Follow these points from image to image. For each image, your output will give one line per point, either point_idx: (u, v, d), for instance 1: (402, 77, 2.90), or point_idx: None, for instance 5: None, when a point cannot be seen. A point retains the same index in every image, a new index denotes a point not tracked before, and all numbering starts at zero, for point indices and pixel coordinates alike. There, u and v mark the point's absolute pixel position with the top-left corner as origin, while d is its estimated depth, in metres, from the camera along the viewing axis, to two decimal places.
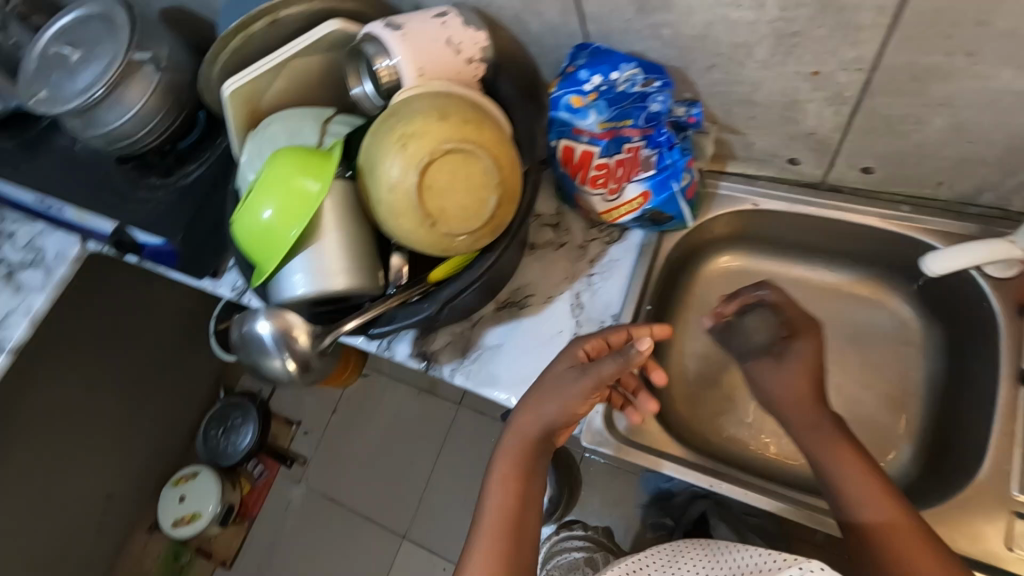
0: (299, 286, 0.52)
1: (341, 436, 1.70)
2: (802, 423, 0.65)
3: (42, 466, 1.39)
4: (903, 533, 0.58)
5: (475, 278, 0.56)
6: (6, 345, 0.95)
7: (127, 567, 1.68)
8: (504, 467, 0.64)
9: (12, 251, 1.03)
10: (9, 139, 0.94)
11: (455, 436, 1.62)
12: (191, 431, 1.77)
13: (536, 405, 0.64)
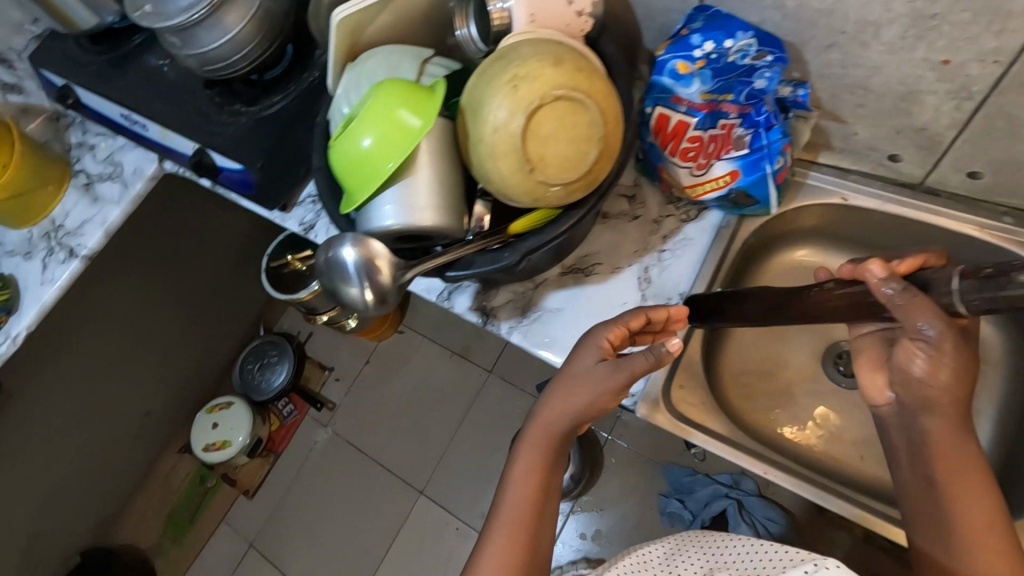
0: (388, 218, 0.52)
1: (371, 387, 1.74)
2: (944, 435, 0.60)
3: (95, 371, 1.46)
4: (1016, 573, 0.57)
5: (557, 235, 0.56)
6: (81, 251, 0.99)
7: (156, 481, 1.76)
8: (529, 459, 0.67)
9: (92, 163, 1.07)
10: (102, 54, 0.98)
11: (484, 403, 1.64)
12: (228, 363, 1.84)
13: (564, 400, 0.64)
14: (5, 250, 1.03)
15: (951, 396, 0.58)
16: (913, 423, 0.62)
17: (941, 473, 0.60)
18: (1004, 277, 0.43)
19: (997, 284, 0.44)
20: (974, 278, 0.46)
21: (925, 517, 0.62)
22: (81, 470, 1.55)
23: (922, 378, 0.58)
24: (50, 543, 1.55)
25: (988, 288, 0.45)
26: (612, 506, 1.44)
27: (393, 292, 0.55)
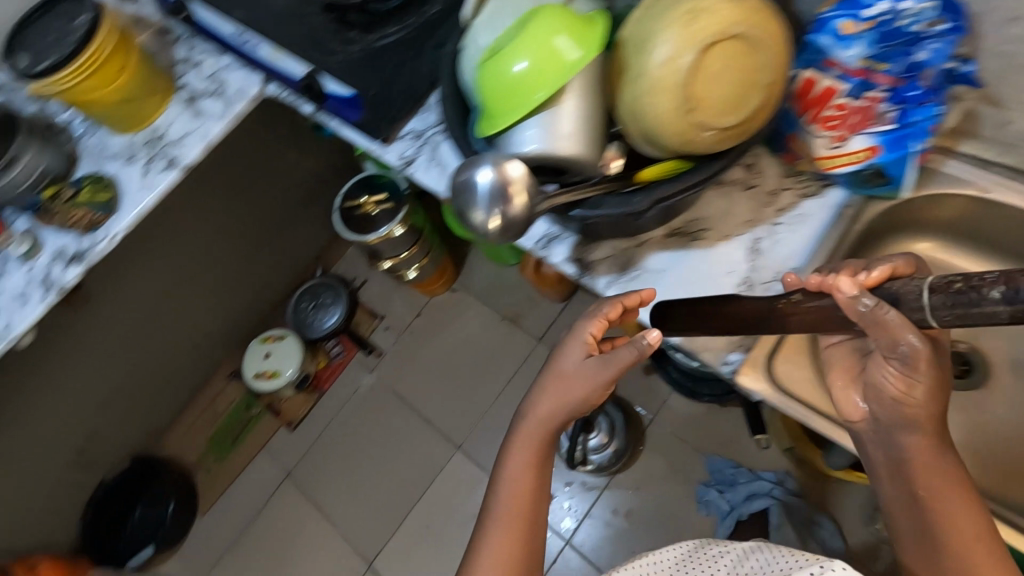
0: (528, 144, 0.53)
1: (420, 339, 1.77)
2: (922, 448, 0.61)
3: (169, 282, 1.52)
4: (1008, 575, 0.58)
5: (695, 182, 0.56)
6: (182, 162, 1.01)
7: (203, 401, 1.82)
8: (525, 459, 0.73)
9: (196, 79, 1.09)
10: None
11: (529, 369, 1.65)
12: (283, 299, 1.88)
13: (558, 397, 0.70)
14: (108, 154, 1.06)
15: (922, 408, 0.59)
16: (892, 440, 0.62)
17: (926, 493, 0.61)
18: (975, 292, 0.46)
19: (970, 301, 0.47)
20: (946, 294, 0.49)
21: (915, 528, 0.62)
22: (139, 378, 1.62)
23: (898, 396, 0.60)
24: (103, 443, 1.63)
25: (962, 304, 0.47)
26: (648, 487, 1.44)
27: (520, 222, 0.55)
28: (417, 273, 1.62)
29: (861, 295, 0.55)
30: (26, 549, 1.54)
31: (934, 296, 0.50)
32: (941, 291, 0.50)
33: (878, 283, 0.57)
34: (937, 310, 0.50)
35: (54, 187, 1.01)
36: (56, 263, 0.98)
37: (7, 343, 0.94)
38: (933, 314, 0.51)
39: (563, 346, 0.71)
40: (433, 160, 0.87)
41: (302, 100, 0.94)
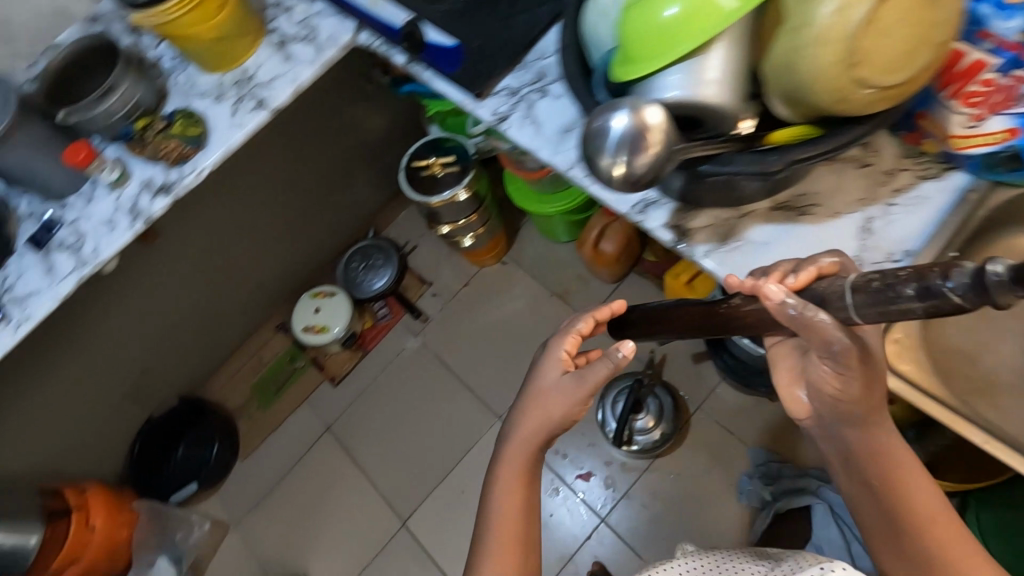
0: (672, 89, 0.56)
1: (467, 307, 1.78)
2: (879, 437, 0.71)
3: (233, 224, 1.56)
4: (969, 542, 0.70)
5: (836, 145, 0.56)
6: (271, 104, 1.01)
7: (249, 350, 1.86)
8: (511, 481, 0.82)
9: (287, 24, 1.09)
10: None
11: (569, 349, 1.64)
12: (334, 257, 1.90)
13: (539, 421, 0.81)
14: (197, 91, 1.07)
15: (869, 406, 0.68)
16: (845, 433, 0.72)
17: (883, 492, 0.72)
18: (894, 290, 0.51)
19: (890, 298, 0.51)
20: (869, 293, 0.54)
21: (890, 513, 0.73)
22: (193, 320, 1.67)
23: (835, 393, 0.68)
24: (155, 380, 1.68)
25: (885, 300, 0.52)
26: (688, 474, 1.44)
27: (649, 173, 0.54)
28: (473, 241, 1.62)
29: (788, 299, 0.59)
30: (78, 473, 1.61)
31: (857, 296, 0.55)
32: (864, 292, 0.54)
33: (806, 286, 0.62)
34: (861, 309, 0.54)
35: (145, 119, 1.03)
36: (143, 193, 1.00)
37: (94, 266, 0.97)
38: (858, 313, 0.56)
39: (540, 368, 0.82)
40: (528, 116, 0.86)
41: (397, 51, 0.95)
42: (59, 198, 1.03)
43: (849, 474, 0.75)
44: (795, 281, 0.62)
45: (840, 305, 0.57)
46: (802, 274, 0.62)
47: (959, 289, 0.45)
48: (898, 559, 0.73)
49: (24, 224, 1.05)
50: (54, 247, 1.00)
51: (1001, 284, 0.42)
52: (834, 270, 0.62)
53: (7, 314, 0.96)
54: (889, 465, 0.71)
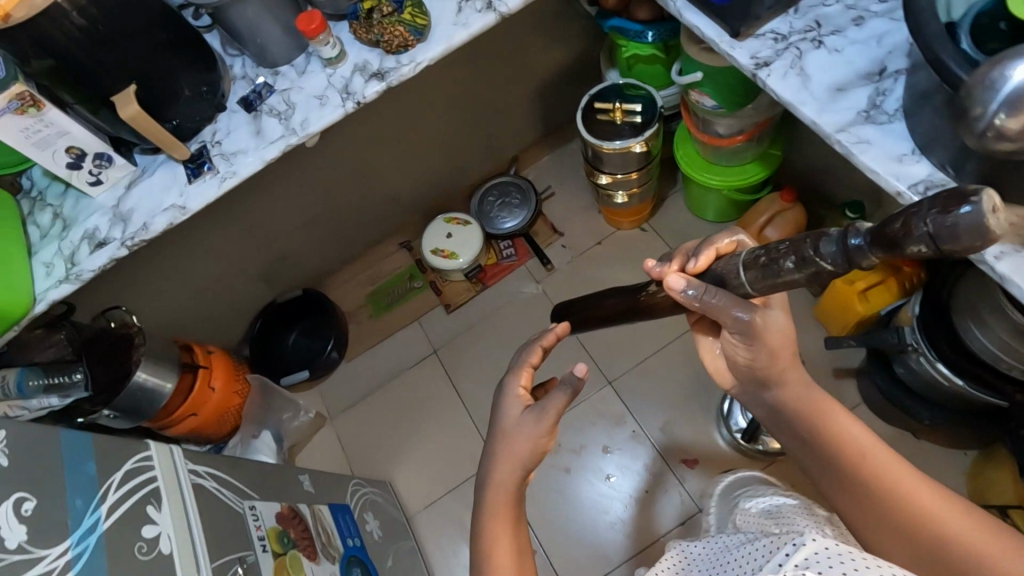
0: None
1: (595, 266, 1.73)
2: (797, 386, 0.84)
3: (391, 127, 1.57)
4: (901, 463, 0.77)
5: None
6: (500, 8, 0.97)
7: (371, 259, 1.89)
8: (498, 521, 0.89)
9: None
10: None
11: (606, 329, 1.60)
12: (470, 187, 1.89)
13: (514, 458, 0.88)
14: None
15: (786, 368, 0.83)
16: (770, 391, 0.85)
17: (819, 439, 0.81)
18: (780, 262, 0.67)
19: (778, 270, 0.68)
20: (760, 267, 0.70)
21: (833, 456, 0.80)
22: (331, 215, 1.71)
23: (746, 360, 0.84)
24: (286, 264, 1.75)
25: (773, 272, 0.69)
26: (801, 489, 1.36)
27: None
28: (624, 200, 1.56)
29: (687, 287, 0.78)
30: (203, 330, 1.72)
31: (751, 272, 0.72)
32: (756, 268, 0.71)
33: (704, 267, 0.82)
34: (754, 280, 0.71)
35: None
36: (356, 75, 1.00)
37: (302, 138, 0.98)
38: (753, 285, 0.73)
39: (503, 406, 0.93)
40: (794, 66, 0.78)
41: None
42: (273, 65, 1.04)
43: (790, 438, 0.86)
44: (696, 266, 0.82)
45: (738, 283, 0.74)
46: (701, 258, 0.82)
47: (827, 256, 0.61)
48: (855, 507, 0.78)
49: (237, 84, 1.07)
50: (264, 112, 1.02)
51: (859, 250, 0.58)
52: (730, 248, 0.84)
53: (216, 166, 0.99)
54: (815, 415, 0.82)
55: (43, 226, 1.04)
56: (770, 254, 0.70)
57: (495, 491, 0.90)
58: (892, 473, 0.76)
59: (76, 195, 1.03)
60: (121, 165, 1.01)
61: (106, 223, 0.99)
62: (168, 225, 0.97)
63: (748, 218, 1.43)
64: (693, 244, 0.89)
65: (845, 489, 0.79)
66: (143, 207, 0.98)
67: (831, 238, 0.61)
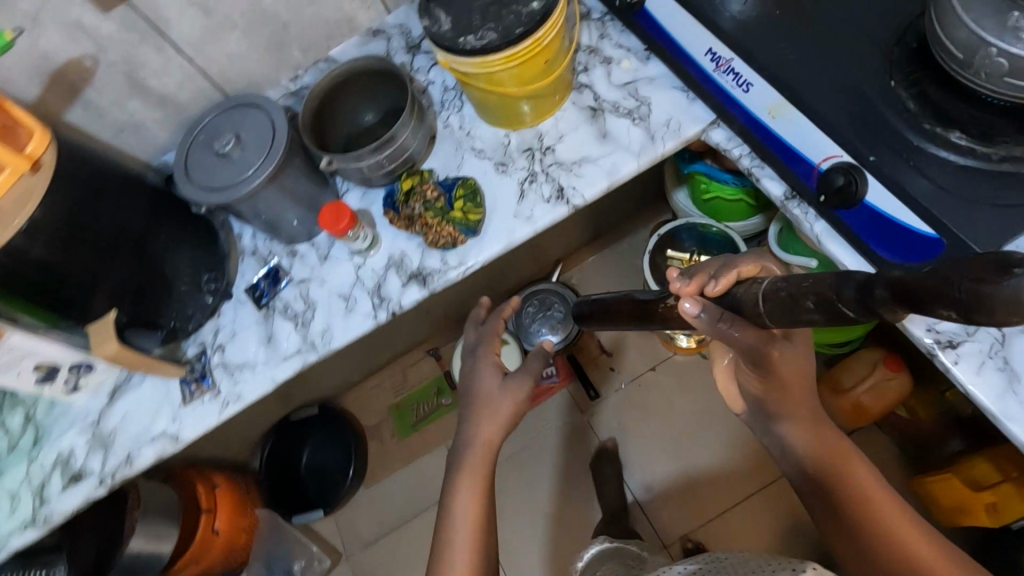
0: None
1: (653, 394, 1.42)
2: (804, 417, 0.71)
3: None
4: (902, 506, 0.67)
5: None
6: (574, 198, 0.77)
7: (396, 369, 1.70)
8: (469, 481, 0.77)
9: (606, 87, 0.83)
10: None
11: (651, 385, 1.44)
12: (508, 291, 1.69)
13: (496, 418, 0.80)
14: (473, 145, 0.85)
15: (805, 411, 0.71)
16: (778, 430, 0.73)
17: (819, 468, 0.70)
18: (800, 303, 0.51)
19: (797, 310, 0.52)
20: (780, 305, 0.54)
21: (830, 493, 0.70)
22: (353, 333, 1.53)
23: (760, 394, 0.72)
24: (302, 383, 1.58)
25: (792, 311, 0.52)
26: None
27: None
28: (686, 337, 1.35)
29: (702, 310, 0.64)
30: (210, 454, 1.55)
31: (770, 306, 0.56)
32: (770, 301, 0.55)
33: (723, 292, 0.65)
34: (779, 318, 0.54)
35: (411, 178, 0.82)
36: (390, 273, 0.81)
37: (325, 355, 0.79)
38: (770, 319, 0.57)
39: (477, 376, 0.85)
40: (994, 354, 0.58)
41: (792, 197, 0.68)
42: (290, 243, 0.86)
43: (785, 459, 0.75)
44: (713, 290, 0.65)
45: (755, 313, 0.58)
46: (721, 282, 0.65)
47: (854, 308, 0.45)
48: (847, 547, 0.69)
49: (247, 261, 0.87)
50: (277, 309, 0.83)
51: (885, 305, 0.43)
52: (752, 272, 0.67)
53: (217, 383, 0.81)
54: (821, 443, 0.71)
55: (12, 432, 0.84)
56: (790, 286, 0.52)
57: (477, 454, 0.79)
58: (893, 516, 0.66)
59: (47, 400, 0.84)
60: (104, 369, 0.82)
61: (83, 446, 0.81)
62: (157, 458, 0.80)
63: (841, 376, 1.22)
64: (712, 262, 0.72)
65: (838, 522, 0.69)
66: (129, 430, 0.81)
67: (851, 283, 0.45)
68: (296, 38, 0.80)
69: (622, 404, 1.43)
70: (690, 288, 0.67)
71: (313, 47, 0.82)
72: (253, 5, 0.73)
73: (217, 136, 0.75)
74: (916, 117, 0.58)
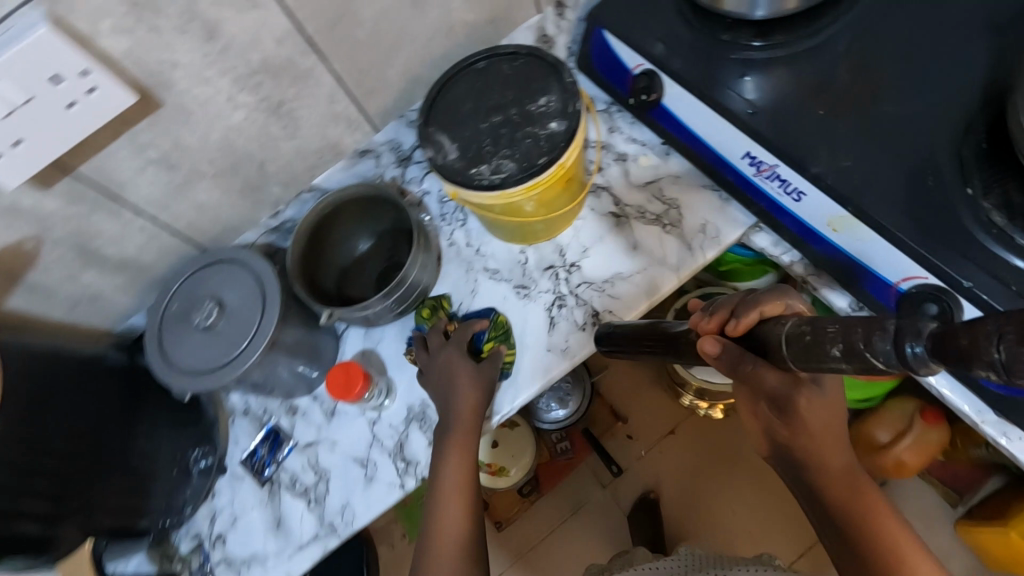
0: None
1: (672, 444, 1.35)
2: (830, 445, 0.56)
3: None
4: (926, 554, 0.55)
5: None
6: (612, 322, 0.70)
7: None
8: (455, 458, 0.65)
9: (625, 188, 0.75)
10: (699, 32, 0.68)
11: (673, 449, 1.35)
12: None
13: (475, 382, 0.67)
14: (486, 265, 0.76)
15: (838, 460, 0.57)
16: (796, 469, 0.58)
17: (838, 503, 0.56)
18: (822, 348, 0.43)
19: (817, 357, 0.44)
20: (801, 350, 0.46)
21: (852, 536, 0.56)
22: None
23: (783, 438, 0.58)
24: None
25: (812, 358, 0.44)
26: None
27: None
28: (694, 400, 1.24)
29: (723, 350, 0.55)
30: None
31: (793, 349, 0.47)
32: (796, 346, 0.46)
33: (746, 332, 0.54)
34: (801, 364, 0.46)
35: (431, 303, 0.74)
36: (412, 429, 0.70)
37: (347, 538, 0.69)
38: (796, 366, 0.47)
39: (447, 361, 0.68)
40: None
41: (864, 311, 0.62)
42: (290, 403, 0.75)
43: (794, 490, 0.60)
44: (734, 328, 0.55)
45: (779, 357, 0.49)
46: (742, 322, 0.54)
47: (884, 360, 0.39)
48: None
49: (239, 423, 0.76)
50: (282, 484, 0.72)
51: (921, 361, 0.36)
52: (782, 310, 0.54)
53: None
54: (844, 480, 0.57)
55: None
56: (816, 330, 0.44)
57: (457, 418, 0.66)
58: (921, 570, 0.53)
59: None
60: None
61: None
62: None
63: (875, 431, 1.09)
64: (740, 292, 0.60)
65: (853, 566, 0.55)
66: None
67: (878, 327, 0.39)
68: (274, 175, 0.69)
69: (641, 472, 1.35)
70: (711, 326, 0.58)
71: (294, 180, 0.72)
72: (223, 152, 0.63)
73: (196, 305, 0.64)
74: (1007, 231, 0.52)
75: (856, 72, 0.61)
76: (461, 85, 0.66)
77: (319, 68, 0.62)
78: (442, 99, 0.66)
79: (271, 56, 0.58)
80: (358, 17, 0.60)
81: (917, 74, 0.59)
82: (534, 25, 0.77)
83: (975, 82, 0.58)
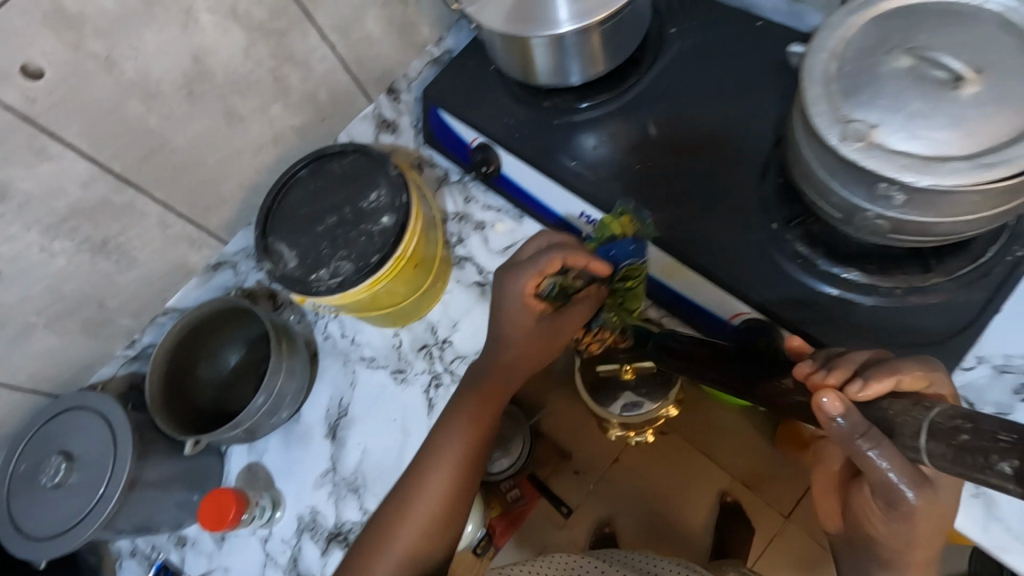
0: None
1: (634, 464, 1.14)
2: (920, 549, 0.47)
3: None
4: None
5: None
6: None
7: None
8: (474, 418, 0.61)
9: (486, 254, 0.76)
10: (521, 101, 0.70)
11: (629, 471, 1.14)
12: None
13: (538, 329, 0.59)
14: (362, 354, 0.75)
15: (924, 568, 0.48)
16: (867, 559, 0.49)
17: None
18: (980, 456, 0.32)
19: (971, 463, 0.33)
20: (947, 447, 0.34)
21: None
22: None
23: (878, 534, 0.47)
24: None
25: (960, 464, 0.33)
26: None
27: None
28: None
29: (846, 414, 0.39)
30: None
31: (939, 442, 0.35)
32: (944, 441, 0.34)
33: (872, 403, 0.40)
34: (937, 463, 0.35)
35: (625, 219, 0.59)
36: (304, 540, 0.69)
37: None
38: (928, 461, 0.35)
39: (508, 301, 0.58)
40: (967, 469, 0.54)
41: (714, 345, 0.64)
42: (177, 535, 0.72)
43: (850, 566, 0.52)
44: (859, 391, 0.41)
45: (907, 446, 0.37)
46: (874, 386, 0.41)
47: None
48: None
49: (127, 565, 0.72)
50: None
51: None
52: (917, 387, 0.42)
53: None
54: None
55: None
56: (977, 431, 0.33)
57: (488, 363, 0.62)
58: None
59: None
60: None
61: None
62: None
63: None
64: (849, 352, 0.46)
65: None
66: None
67: None
68: (119, 308, 0.67)
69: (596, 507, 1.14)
70: (827, 382, 0.42)
71: (145, 308, 0.70)
72: (51, 300, 0.61)
73: (45, 461, 0.62)
74: (810, 259, 0.55)
75: (665, 125, 0.65)
76: (294, 191, 0.66)
77: (140, 200, 0.61)
78: (279, 207, 0.65)
79: (80, 200, 0.57)
80: (170, 146, 0.60)
81: (718, 121, 0.63)
82: (370, 114, 0.77)
83: (766, 124, 0.62)
